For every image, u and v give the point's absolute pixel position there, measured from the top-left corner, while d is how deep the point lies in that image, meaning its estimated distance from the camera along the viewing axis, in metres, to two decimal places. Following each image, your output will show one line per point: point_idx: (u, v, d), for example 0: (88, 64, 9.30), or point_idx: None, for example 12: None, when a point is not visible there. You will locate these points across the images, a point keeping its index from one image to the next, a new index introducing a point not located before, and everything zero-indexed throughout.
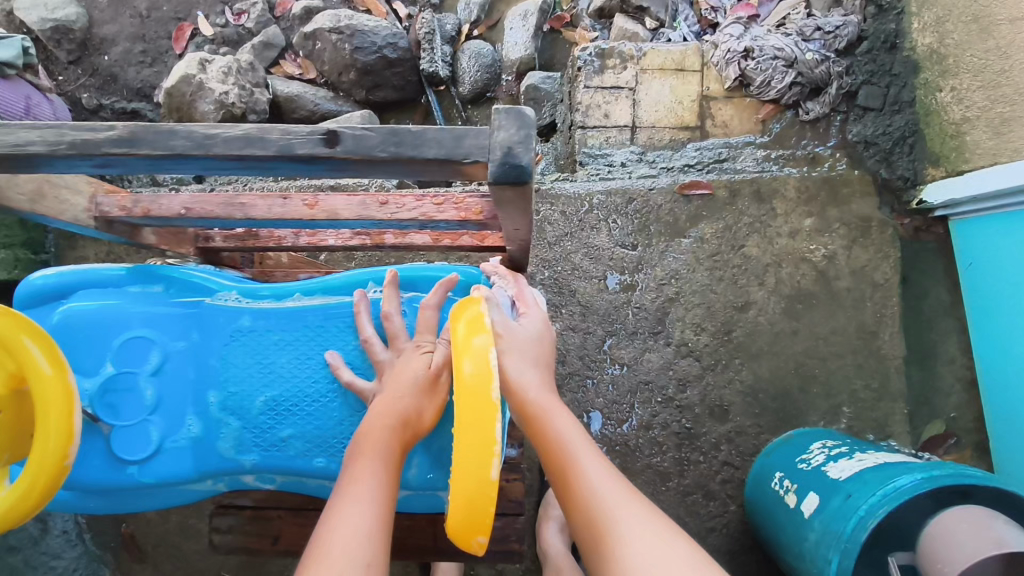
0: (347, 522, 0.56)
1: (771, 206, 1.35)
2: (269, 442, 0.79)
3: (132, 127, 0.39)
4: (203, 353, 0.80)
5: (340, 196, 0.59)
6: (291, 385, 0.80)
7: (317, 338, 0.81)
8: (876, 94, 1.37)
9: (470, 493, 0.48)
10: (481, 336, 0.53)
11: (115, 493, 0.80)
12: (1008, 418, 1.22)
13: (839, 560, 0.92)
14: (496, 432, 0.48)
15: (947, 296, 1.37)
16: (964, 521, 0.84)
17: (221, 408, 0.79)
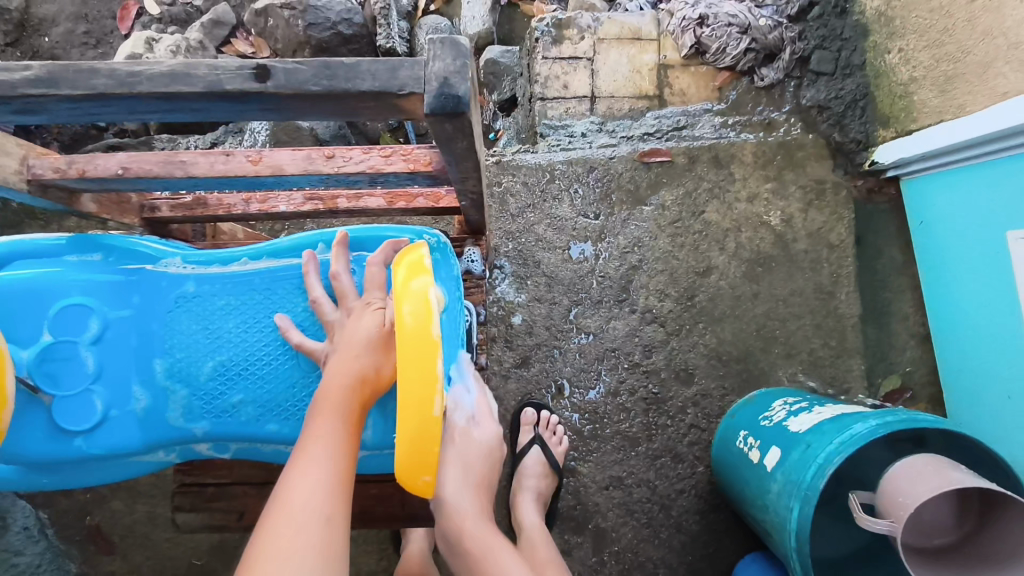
0: (307, 486, 0.57)
1: (729, 171, 1.37)
2: (220, 409, 0.78)
3: (50, 66, 0.38)
4: (149, 320, 0.78)
5: (286, 150, 0.58)
6: (240, 350, 0.79)
7: (266, 301, 0.80)
8: (828, 59, 1.39)
9: (416, 430, 0.50)
10: (419, 279, 0.54)
11: (61, 468, 0.77)
12: (959, 368, 1.27)
13: (801, 508, 0.95)
14: (436, 367, 0.50)
15: (899, 256, 1.42)
16: (926, 463, 0.86)
17: (168, 376, 0.78)
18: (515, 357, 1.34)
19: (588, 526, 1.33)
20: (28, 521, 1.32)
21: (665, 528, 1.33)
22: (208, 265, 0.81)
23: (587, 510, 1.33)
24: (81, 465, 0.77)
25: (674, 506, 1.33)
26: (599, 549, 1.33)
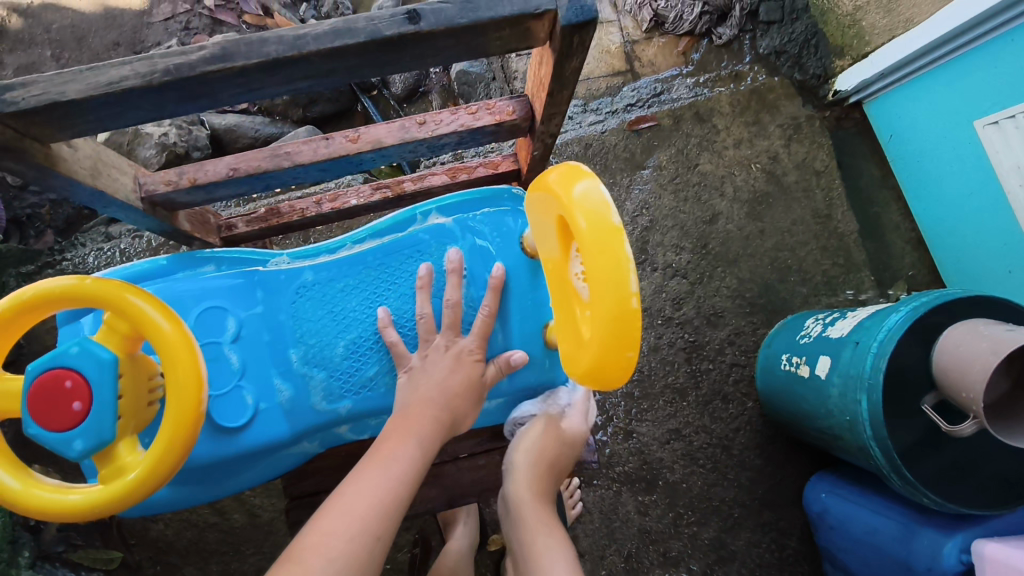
0: (378, 479, 0.66)
1: (712, 124, 1.48)
2: (359, 383, 0.83)
3: (223, 43, 0.42)
4: (276, 315, 0.83)
5: (379, 126, 0.63)
6: (366, 326, 0.84)
7: (380, 277, 0.86)
8: (775, 8, 1.51)
9: (617, 313, 0.56)
10: (583, 183, 0.58)
11: (217, 473, 0.80)
12: (958, 258, 1.37)
13: (869, 399, 1.02)
14: (626, 253, 0.55)
15: (878, 171, 1.51)
16: (957, 345, 0.93)
17: (304, 363, 0.82)
18: None
19: (657, 483, 1.36)
20: None
21: (731, 468, 1.38)
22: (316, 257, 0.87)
23: (653, 468, 1.36)
24: (236, 466, 0.80)
25: (734, 445, 1.39)
26: (674, 504, 1.36)
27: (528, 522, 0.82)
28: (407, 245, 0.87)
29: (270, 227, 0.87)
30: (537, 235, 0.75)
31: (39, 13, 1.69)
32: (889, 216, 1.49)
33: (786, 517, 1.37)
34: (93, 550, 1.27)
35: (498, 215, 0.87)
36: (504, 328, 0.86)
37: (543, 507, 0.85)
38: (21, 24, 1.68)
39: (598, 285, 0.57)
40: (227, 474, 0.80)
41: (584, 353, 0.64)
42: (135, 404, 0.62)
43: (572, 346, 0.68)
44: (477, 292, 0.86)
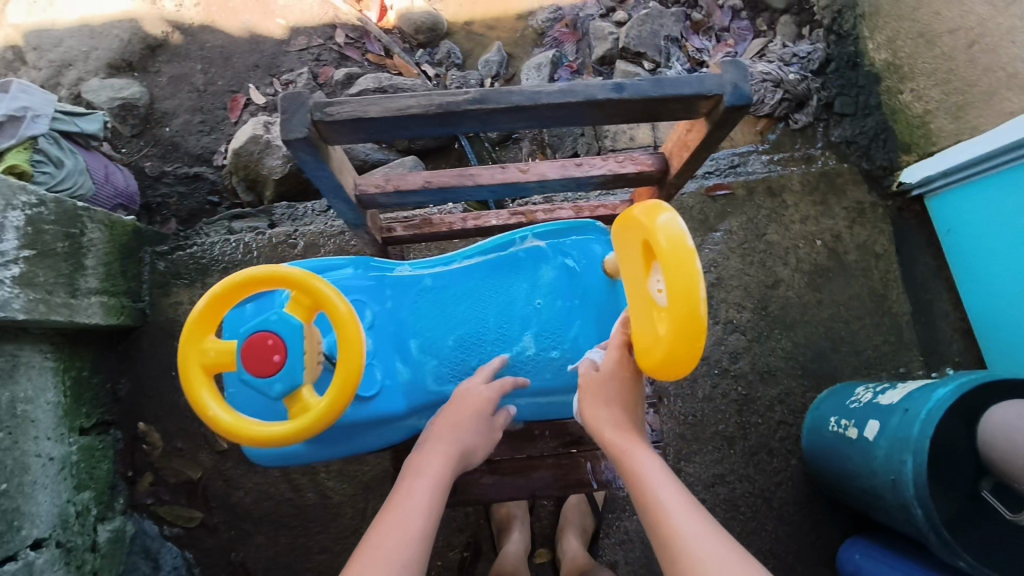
0: (412, 491, 0.79)
1: (782, 199, 1.61)
2: (464, 372, 1.00)
3: (482, 91, 0.59)
4: (400, 310, 1.02)
5: (544, 164, 0.78)
6: (472, 326, 1.01)
7: (487, 286, 1.02)
8: (849, 103, 1.67)
9: (689, 312, 0.66)
10: (663, 214, 0.70)
11: (346, 432, 0.98)
12: (1003, 350, 1.46)
13: (914, 458, 1.10)
14: (696, 265, 0.66)
15: (933, 261, 1.62)
16: (996, 436, 1.03)
17: (421, 352, 1.00)
18: None
19: None
20: (178, 560, 1.42)
21: (770, 519, 1.45)
22: (434, 266, 1.04)
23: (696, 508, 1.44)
24: (361, 429, 0.98)
25: (774, 497, 1.47)
26: None
27: (619, 466, 0.83)
28: (514, 259, 1.03)
29: (420, 233, 1.04)
30: (617, 246, 0.87)
31: (196, 32, 1.94)
32: (940, 303, 1.59)
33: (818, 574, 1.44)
34: (178, 508, 1.45)
35: (585, 242, 1.03)
36: (586, 334, 1.01)
37: (630, 434, 0.86)
38: (180, 40, 1.93)
39: (672, 296, 0.68)
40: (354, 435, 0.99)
41: (657, 345, 0.75)
42: (312, 361, 0.80)
43: (645, 343, 0.80)
44: (565, 302, 1.01)
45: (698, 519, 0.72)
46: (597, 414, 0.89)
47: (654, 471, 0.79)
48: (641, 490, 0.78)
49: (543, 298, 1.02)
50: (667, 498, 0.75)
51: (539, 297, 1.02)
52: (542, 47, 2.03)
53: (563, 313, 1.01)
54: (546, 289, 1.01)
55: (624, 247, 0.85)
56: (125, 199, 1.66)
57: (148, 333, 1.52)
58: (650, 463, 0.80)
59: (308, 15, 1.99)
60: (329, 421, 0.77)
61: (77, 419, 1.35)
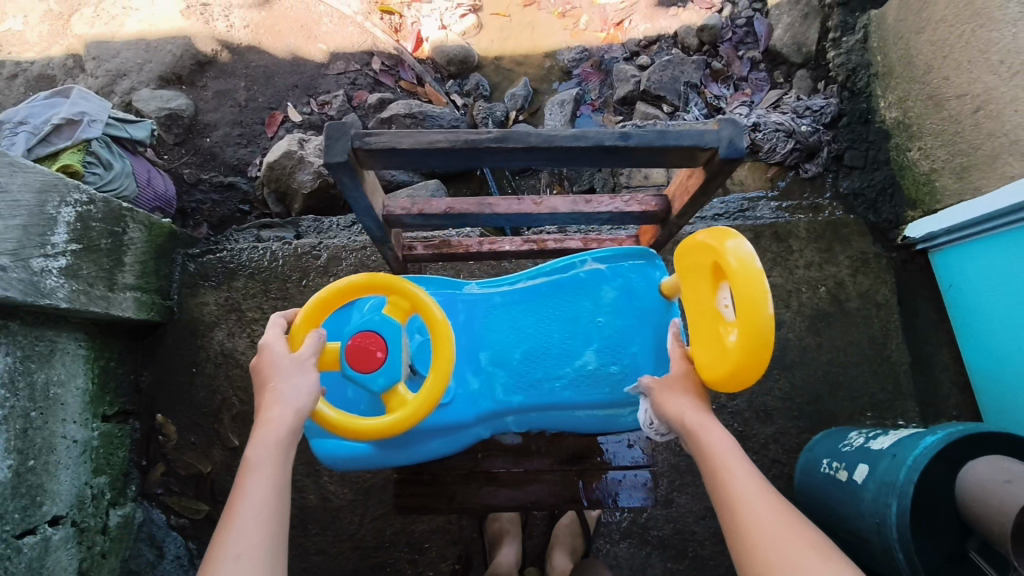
0: (252, 485, 0.76)
1: (788, 244, 1.66)
2: (529, 384, 1.06)
3: (503, 131, 0.67)
4: (471, 325, 1.08)
5: (556, 198, 0.85)
6: (537, 341, 1.07)
7: (550, 306, 1.08)
8: (859, 156, 1.76)
9: (759, 333, 0.66)
10: (731, 238, 0.70)
11: (418, 436, 1.03)
12: (999, 407, 1.48)
13: (899, 503, 1.14)
14: (767, 289, 0.66)
15: (934, 314, 1.66)
16: (977, 493, 1.05)
17: (489, 365, 1.06)
18: None
19: (687, 554, 1.46)
20: (181, 550, 1.48)
21: None
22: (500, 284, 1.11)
23: (686, 539, 1.46)
24: (430, 434, 1.04)
25: None
26: None
27: (688, 440, 0.87)
28: (574, 281, 1.08)
29: (440, 253, 1.11)
30: (678, 269, 0.86)
31: (243, 51, 2.07)
32: (939, 356, 1.63)
33: None
34: (186, 500, 1.51)
35: (642, 267, 1.08)
36: (643, 351, 1.06)
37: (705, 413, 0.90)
38: (227, 57, 2.06)
39: (739, 312, 0.68)
40: (422, 439, 1.04)
41: (721, 361, 0.74)
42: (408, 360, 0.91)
43: (708, 356, 0.79)
44: (625, 321, 1.06)
45: (769, 495, 0.76)
46: (670, 395, 0.93)
47: (722, 445, 0.84)
48: (711, 463, 0.82)
49: (604, 316, 1.07)
50: (737, 471, 0.80)
51: (600, 315, 1.07)
52: (566, 85, 2.13)
53: (622, 332, 1.06)
54: (608, 309, 1.07)
55: (684, 263, 0.83)
56: (162, 203, 1.75)
57: (172, 329, 1.59)
58: (717, 437, 0.85)
59: (349, 43, 2.11)
60: (427, 411, 0.88)
61: (101, 406, 1.42)
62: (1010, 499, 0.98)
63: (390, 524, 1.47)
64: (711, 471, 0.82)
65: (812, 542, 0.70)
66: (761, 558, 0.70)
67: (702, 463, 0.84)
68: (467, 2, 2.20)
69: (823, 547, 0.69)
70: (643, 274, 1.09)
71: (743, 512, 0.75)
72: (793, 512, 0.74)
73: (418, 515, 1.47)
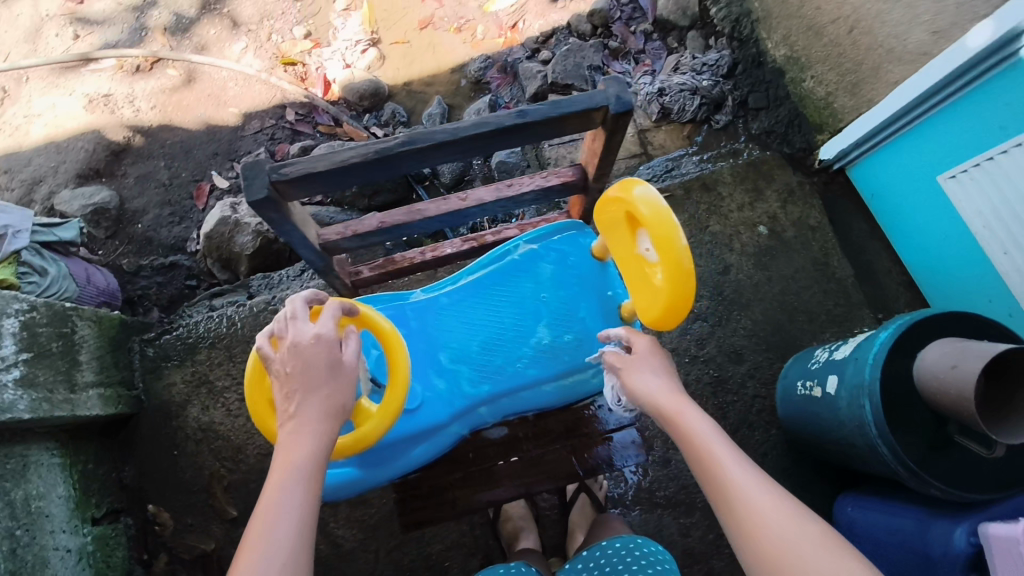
0: (283, 499, 0.71)
1: (717, 193, 1.75)
2: (492, 371, 1.10)
3: (410, 134, 0.71)
4: (426, 329, 1.11)
5: (480, 190, 0.89)
6: (491, 329, 1.11)
7: (496, 294, 1.13)
8: (761, 97, 1.86)
9: (681, 267, 0.69)
10: (638, 187, 0.74)
11: (397, 447, 1.05)
12: (944, 293, 1.59)
13: (871, 401, 1.21)
14: (678, 227, 0.70)
15: (866, 225, 1.76)
16: (935, 374, 1.13)
17: (451, 362, 1.10)
18: None
19: (697, 506, 1.49)
20: None
21: None
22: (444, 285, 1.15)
23: (691, 492, 1.50)
24: (410, 443, 1.06)
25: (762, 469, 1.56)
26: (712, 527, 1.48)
27: (671, 430, 0.86)
28: (513, 265, 1.13)
29: (385, 272, 1.14)
30: (599, 227, 0.90)
31: (156, 133, 2.08)
32: (880, 262, 1.72)
33: None
34: None
35: (572, 237, 1.14)
36: (591, 314, 1.12)
37: (681, 398, 0.89)
38: (142, 142, 2.07)
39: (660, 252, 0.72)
40: (403, 450, 1.05)
41: (655, 302, 0.78)
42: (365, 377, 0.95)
43: (644, 302, 0.82)
44: (568, 291, 1.12)
45: (764, 485, 0.75)
46: (643, 380, 0.93)
47: (703, 429, 0.83)
48: (697, 449, 0.81)
49: (548, 291, 1.13)
50: (727, 458, 0.78)
51: (544, 291, 1.13)
52: (477, 94, 2.20)
53: (568, 301, 1.12)
54: (549, 283, 1.12)
55: (605, 223, 0.87)
56: (108, 296, 1.74)
57: (146, 418, 1.58)
58: (702, 423, 0.84)
59: (260, 101, 2.15)
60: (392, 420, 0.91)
61: (88, 510, 1.39)
62: (967, 371, 1.06)
63: (406, 552, 1.47)
64: (698, 457, 0.81)
65: (816, 537, 0.68)
66: (767, 555, 0.69)
67: (687, 450, 0.83)
68: (366, 38, 2.26)
69: (828, 542, 0.68)
70: (575, 243, 1.15)
71: (736, 506, 0.74)
72: (790, 500, 0.73)
73: (431, 536, 1.47)
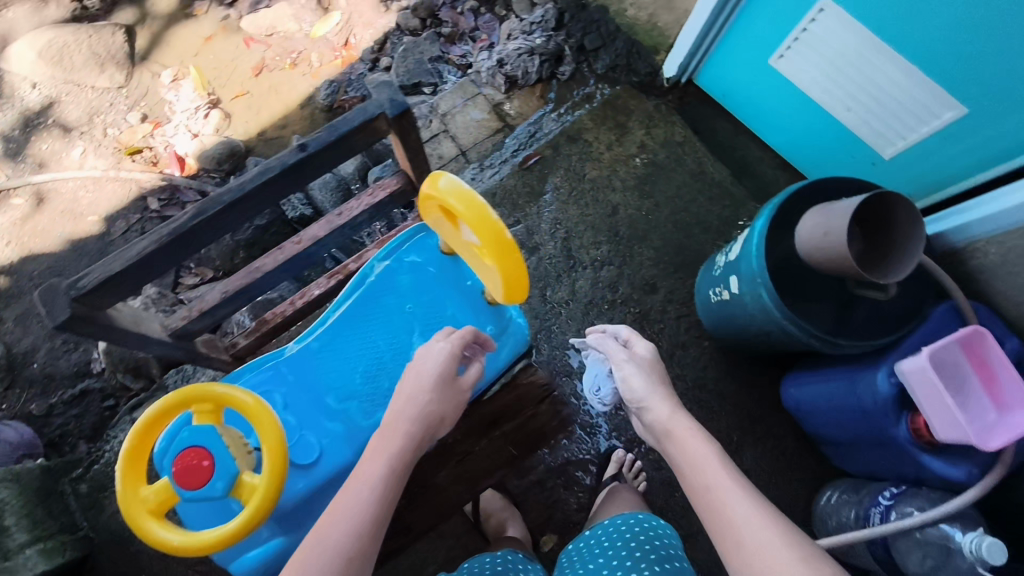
0: (347, 510, 0.78)
1: (584, 140, 1.78)
2: (384, 395, 1.10)
3: (198, 205, 0.81)
4: (306, 378, 1.10)
5: (317, 231, 1.03)
6: (370, 356, 1.13)
7: (365, 321, 1.14)
8: (595, 37, 1.88)
9: (501, 239, 0.72)
10: (441, 179, 0.76)
11: (312, 503, 1.03)
12: (813, 161, 1.69)
13: (766, 290, 1.25)
14: (486, 207, 0.72)
15: (727, 124, 1.84)
16: (815, 246, 1.18)
17: (341, 403, 1.09)
18: None
19: None
20: None
21: (714, 400, 1.60)
22: (310, 331, 1.14)
23: None
24: (323, 496, 1.04)
25: (707, 381, 1.61)
26: None
27: (674, 450, 0.93)
28: (371, 286, 1.15)
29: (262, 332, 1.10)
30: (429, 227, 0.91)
31: (21, 267, 1.98)
32: (751, 155, 1.81)
33: (774, 421, 1.61)
34: None
35: (420, 241, 1.16)
36: (460, 308, 1.15)
37: (682, 420, 0.96)
38: (9, 281, 1.96)
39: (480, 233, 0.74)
40: (321, 505, 1.05)
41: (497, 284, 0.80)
42: (241, 452, 0.86)
43: (491, 283, 0.85)
44: (430, 294, 1.15)
45: (760, 517, 0.76)
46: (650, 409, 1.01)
47: (703, 451, 0.89)
48: (704, 480, 0.85)
49: (412, 301, 1.15)
50: (728, 493, 0.81)
51: (408, 302, 1.15)
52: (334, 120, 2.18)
53: (434, 304, 1.15)
54: (411, 294, 1.15)
55: (430, 220, 0.88)
56: (24, 448, 1.65)
57: (103, 554, 1.52)
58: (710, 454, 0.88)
59: (117, 199, 2.06)
60: (278, 493, 0.82)
61: None
62: (831, 230, 1.13)
63: None
64: (697, 476, 0.87)
65: (798, 554, 0.71)
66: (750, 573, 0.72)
67: (687, 470, 0.89)
68: (204, 101, 2.20)
69: (811, 560, 0.70)
70: (424, 245, 1.17)
71: (725, 523, 0.78)
72: (792, 531, 0.74)
73: (423, 561, 1.46)
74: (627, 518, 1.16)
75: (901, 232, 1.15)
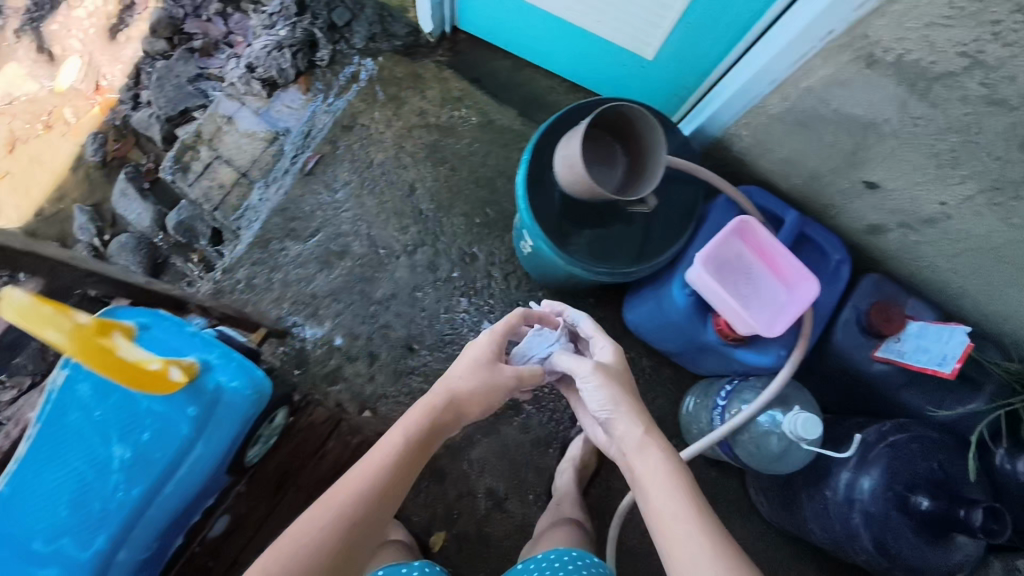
0: (349, 494, 0.87)
1: (361, 124, 1.67)
2: (94, 519, 1.00)
3: None
4: (10, 527, 1.02)
5: None
6: (72, 480, 1.02)
7: (57, 446, 1.05)
8: (342, 10, 1.73)
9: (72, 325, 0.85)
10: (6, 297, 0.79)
11: None
12: (591, 77, 1.64)
13: (542, 241, 1.19)
14: (59, 307, 0.84)
15: (505, 62, 1.74)
16: (571, 183, 1.12)
17: (48, 544, 1.00)
18: (363, 361, 1.54)
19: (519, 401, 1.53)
20: None
21: None
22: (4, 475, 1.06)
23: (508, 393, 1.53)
24: None
25: None
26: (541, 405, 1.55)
27: (632, 459, 0.92)
28: (56, 405, 1.06)
29: None
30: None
31: None
32: (540, 87, 1.73)
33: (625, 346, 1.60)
34: None
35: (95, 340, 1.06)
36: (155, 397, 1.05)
37: (642, 426, 0.94)
38: None
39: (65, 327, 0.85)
40: None
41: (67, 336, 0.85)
42: None
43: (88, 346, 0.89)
44: (119, 394, 1.05)
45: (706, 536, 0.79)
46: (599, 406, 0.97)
47: (660, 464, 0.88)
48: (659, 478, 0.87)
49: (100, 407, 1.06)
50: (680, 509, 0.83)
51: (95, 409, 1.05)
52: (110, 175, 1.96)
53: (123, 402, 1.05)
54: (97, 399, 1.06)
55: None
56: None
57: None
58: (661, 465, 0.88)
59: None
60: None
61: None
62: (571, 156, 1.08)
63: None
64: (653, 489, 0.86)
65: None
66: None
67: (643, 480, 0.89)
68: None
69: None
70: None
71: (673, 547, 0.80)
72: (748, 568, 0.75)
73: None
74: (559, 553, 1.18)
75: (638, 138, 1.14)
